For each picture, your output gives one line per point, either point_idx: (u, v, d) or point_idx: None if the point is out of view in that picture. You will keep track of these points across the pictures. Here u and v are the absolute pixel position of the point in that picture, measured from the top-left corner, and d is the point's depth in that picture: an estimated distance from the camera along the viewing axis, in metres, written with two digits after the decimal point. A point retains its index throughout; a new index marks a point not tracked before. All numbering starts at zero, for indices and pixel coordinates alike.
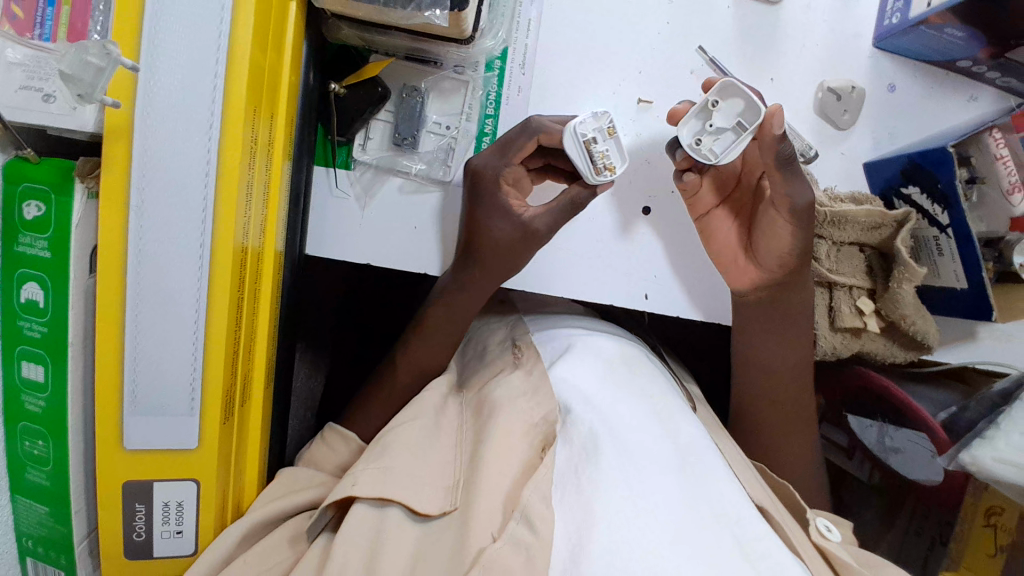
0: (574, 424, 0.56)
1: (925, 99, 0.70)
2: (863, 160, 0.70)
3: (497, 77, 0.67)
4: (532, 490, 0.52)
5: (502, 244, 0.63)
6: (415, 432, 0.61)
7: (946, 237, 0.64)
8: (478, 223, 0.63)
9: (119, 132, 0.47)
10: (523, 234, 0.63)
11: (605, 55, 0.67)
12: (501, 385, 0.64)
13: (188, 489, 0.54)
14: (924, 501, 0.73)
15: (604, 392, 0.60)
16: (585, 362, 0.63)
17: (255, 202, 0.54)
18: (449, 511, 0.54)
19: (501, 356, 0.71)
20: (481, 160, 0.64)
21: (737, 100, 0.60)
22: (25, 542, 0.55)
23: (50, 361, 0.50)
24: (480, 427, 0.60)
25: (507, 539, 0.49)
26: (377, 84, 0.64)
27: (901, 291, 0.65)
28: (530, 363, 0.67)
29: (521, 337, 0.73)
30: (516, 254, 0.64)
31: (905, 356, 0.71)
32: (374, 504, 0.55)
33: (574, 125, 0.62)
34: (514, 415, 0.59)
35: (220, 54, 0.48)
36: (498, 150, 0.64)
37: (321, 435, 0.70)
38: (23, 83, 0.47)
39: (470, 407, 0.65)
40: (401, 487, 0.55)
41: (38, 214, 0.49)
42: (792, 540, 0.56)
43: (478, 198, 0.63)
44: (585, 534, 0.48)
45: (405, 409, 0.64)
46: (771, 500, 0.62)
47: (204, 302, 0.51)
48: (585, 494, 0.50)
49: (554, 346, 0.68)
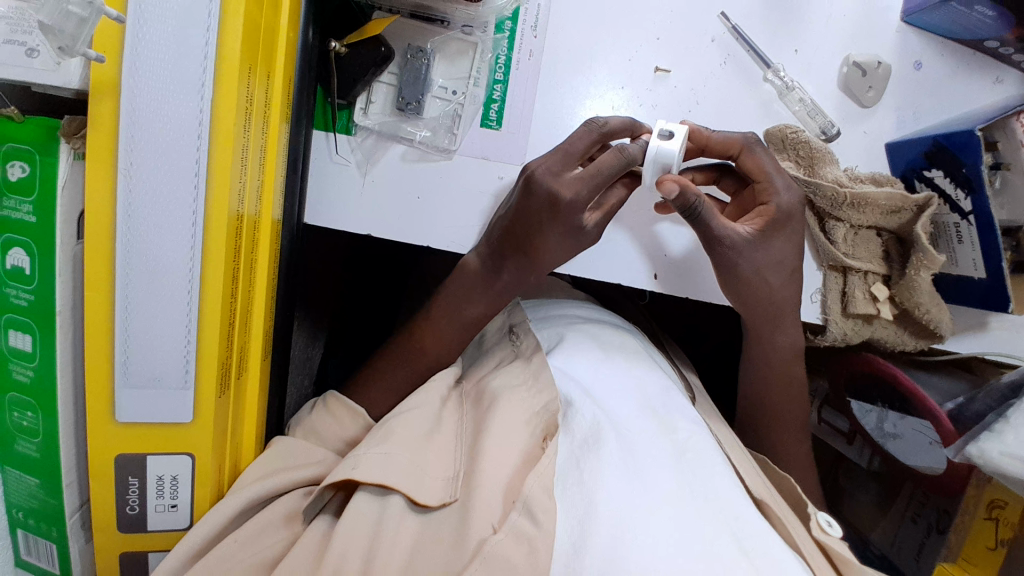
0: (575, 418, 0.56)
1: (950, 78, 0.66)
2: (886, 139, 0.67)
3: (507, 39, 0.63)
4: (534, 480, 0.51)
5: (557, 253, 0.61)
6: (423, 417, 0.61)
7: (968, 223, 0.62)
8: (543, 238, 0.60)
9: (105, 89, 0.44)
10: (579, 244, 0.61)
11: (621, 22, 0.64)
12: (500, 374, 0.66)
13: (181, 462, 0.52)
14: (924, 489, 0.73)
15: (602, 386, 0.61)
16: (585, 356, 0.66)
17: (251, 168, 0.52)
18: (448, 502, 0.53)
19: (500, 347, 0.72)
20: (569, 188, 0.58)
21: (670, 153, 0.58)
22: (16, 514, 0.54)
23: (37, 331, 0.48)
24: (481, 416, 0.61)
25: (508, 531, 0.48)
26: (379, 44, 0.60)
27: (918, 279, 0.64)
28: (528, 352, 0.68)
29: (519, 325, 0.74)
30: (568, 254, 0.62)
31: (915, 344, 0.70)
32: (375, 492, 0.54)
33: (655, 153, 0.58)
34: (515, 401, 0.60)
35: (212, 6, 0.45)
36: (590, 183, 0.58)
37: (324, 403, 0.68)
38: (7, 36, 0.44)
39: (470, 398, 0.66)
40: (403, 476, 0.54)
41: (22, 175, 0.46)
42: (794, 540, 0.55)
43: (551, 216, 0.58)
44: (585, 528, 0.47)
45: (410, 396, 0.63)
46: (770, 493, 0.61)
47: (198, 272, 0.48)
48: (587, 487, 0.50)
49: (547, 337, 0.71)
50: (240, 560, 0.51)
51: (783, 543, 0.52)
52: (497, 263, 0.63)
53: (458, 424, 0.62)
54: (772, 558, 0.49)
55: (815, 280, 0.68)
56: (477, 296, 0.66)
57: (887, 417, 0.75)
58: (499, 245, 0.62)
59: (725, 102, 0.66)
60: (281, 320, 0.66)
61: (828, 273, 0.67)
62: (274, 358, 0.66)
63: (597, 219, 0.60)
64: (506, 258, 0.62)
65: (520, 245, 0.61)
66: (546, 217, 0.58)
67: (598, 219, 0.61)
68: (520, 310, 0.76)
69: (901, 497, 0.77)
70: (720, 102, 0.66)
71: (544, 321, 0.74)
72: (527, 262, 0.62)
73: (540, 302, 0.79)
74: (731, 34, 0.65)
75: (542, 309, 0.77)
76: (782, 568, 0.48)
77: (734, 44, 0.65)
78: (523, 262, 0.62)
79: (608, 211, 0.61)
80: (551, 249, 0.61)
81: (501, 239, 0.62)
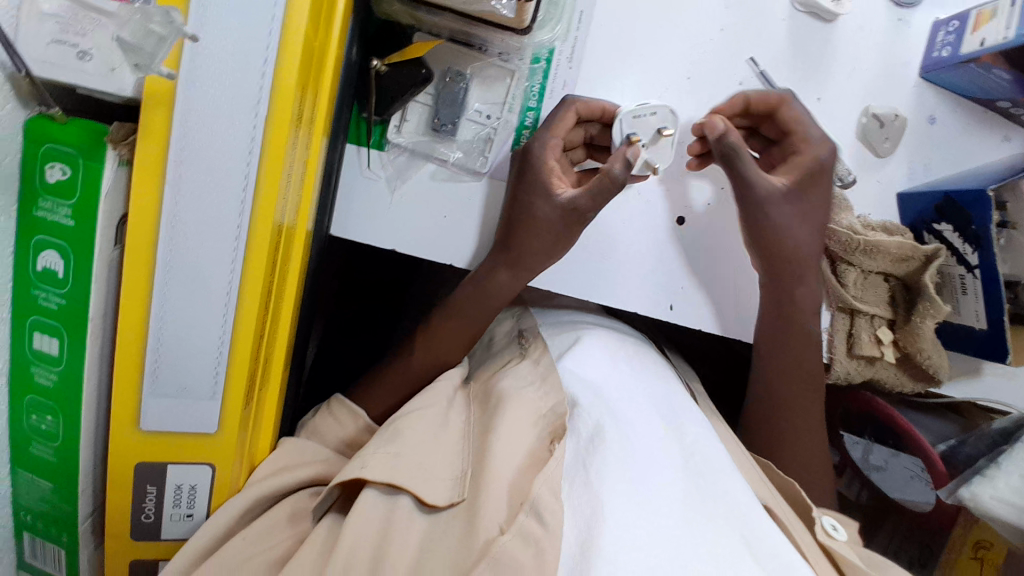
0: (581, 416, 0.58)
1: (962, 134, 0.69)
2: (897, 189, 0.69)
3: (543, 70, 0.65)
4: (543, 483, 0.51)
5: (544, 228, 0.62)
6: (426, 421, 0.60)
7: (973, 277, 0.65)
8: (523, 206, 0.62)
9: (159, 102, 0.44)
10: (564, 217, 0.62)
11: (654, 57, 0.65)
12: (509, 374, 0.67)
13: (202, 472, 0.52)
14: (909, 524, 0.76)
15: (612, 387, 0.62)
16: (597, 360, 0.66)
17: (294, 182, 0.52)
18: (457, 502, 0.54)
19: (508, 349, 0.74)
20: (532, 140, 0.63)
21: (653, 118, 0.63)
22: (25, 516, 0.53)
23: (65, 335, 0.48)
24: (489, 416, 0.61)
25: (515, 532, 0.49)
26: (421, 66, 0.61)
27: (923, 326, 0.67)
28: (536, 353, 0.69)
29: (528, 327, 0.76)
30: (555, 245, 0.63)
31: (913, 387, 0.72)
32: (385, 491, 0.54)
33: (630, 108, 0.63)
34: (522, 402, 0.61)
35: (275, 25, 0.44)
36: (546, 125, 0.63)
37: (328, 406, 0.68)
38: (57, 36, 0.42)
39: (479, 400, 0.66)
40: (412, 476, 0.55)
41: (61, 178, 0.45)
42: (795, 539, 0.57)
43: (524, 180, 0.63)
44: (594, 525, 0.48)
45: (421, 395, 0.63)
46: (773, 495, 0.62)
47: (236, 286, 0.48)
48: (592, 489, 0.51)
49: (562, 340, 0.71)
50: (248, 556, 0.51)
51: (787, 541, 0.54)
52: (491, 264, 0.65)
53: (465, 424, 0.62)
54: (778, 564, 0.50)
55: (822, 319, 0.70)
56: (490, 304, 0.67)
57: (875, 450, 0.79)
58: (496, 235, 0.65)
59: None
60: (302, 330, 0.66)
61: (835, 314, 0.70)
62: (291, 368, 0.65)
63: (569, 190, 0.62)
64: (508, 267, 0.64)
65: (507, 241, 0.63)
66: (517, 182, 0.63)
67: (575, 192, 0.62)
68: (530, 317, 0.78)
69: (884, 529, 0.78)
70: None
71: (557, 328, 0.74)
72: (512, 259, 0.63)
73: (550, 309, 0.80)
74: (758, 79, 0.67)
75: (550, 317, 0.78)
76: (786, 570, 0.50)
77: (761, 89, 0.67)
78: (507, 263, 0.64)
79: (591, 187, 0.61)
80: (534, 236, 0.62)
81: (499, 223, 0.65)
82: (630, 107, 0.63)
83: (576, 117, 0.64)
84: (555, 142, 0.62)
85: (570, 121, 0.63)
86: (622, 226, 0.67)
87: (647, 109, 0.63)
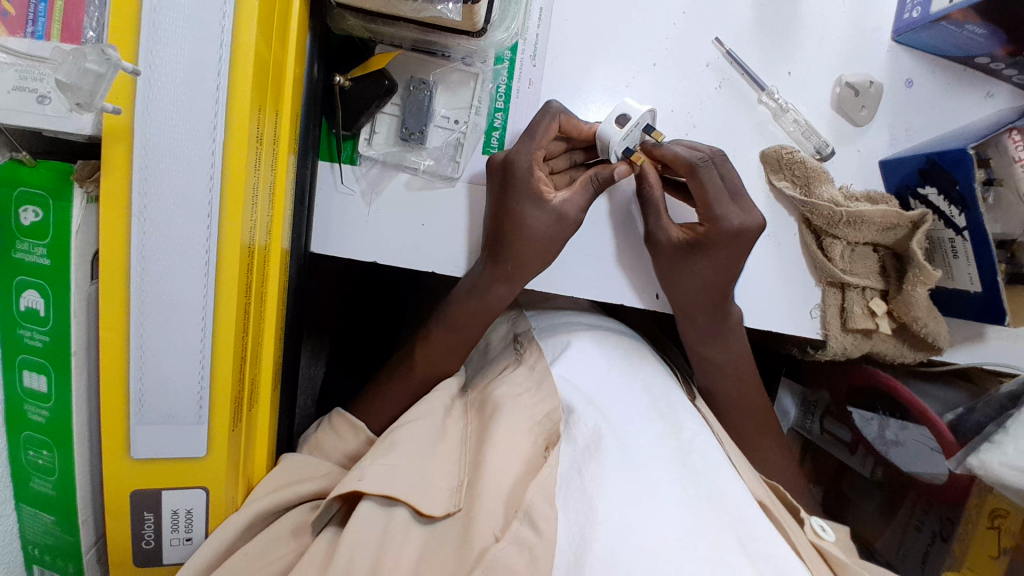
0: (576, 424, 0.58)
1: (942, 94, 0.68)
2: (880, 157, 0.68)
3: (507, 69, 0.65)
4: (536, 489, 0.52)
5: (533, 235, 0.62)
6: (424, 430, 0.61)
7: (963, 239, 0.63)
8: (505, 206, 0.62)
9: (119, 136, 0.45)
10: (556, 220, 0.63)
11: (618, 47, 0.65)
12: (504, 382, 0.66)
13: (196, 496, 0.53)
14: (927, 496, 0.74)
15: (604, 391, 0.63)
16: (586, 365, 0.66)
17: (261, 202, 0.53)
18: (453, 512, 0.54)
19: (504, 355, 0.74)
20: (511, 149, 0.62)
21: (639, 129, 0.62)
22: (31, 551, 0.54)
23: (53, 372, 0.49)
24: (484, 425, 0.61)
25: (510, 539, 0.49)
26: (383, 77, 0.61)
27: (916, 295, 0.65)
28: (532, 360, 0.69)
29: (522, 331, 0.76)
30: (550, 253, 0.64)
31: (914, 356, 0.72)
32: (380, 503, 0.54)
33: (618, 139, 0.61)
34: (516, 412, 0.61)
35: (223, 51, 0.45)
36: (526, 141, 0.62)
37: (329, 421, 0.69)
38: (17, 83, 0.44)
39: (475, 407, 0.67)
40: (409, 487, 0.55)
41: (35, 220, 0.47)
42: (793, 542, 0.56)
43: (508, 190, 0.62)
44: (588, 532, 0.48)
45: (413, 407, 0.63)
46: (771, 499, 0.62)
47: (211, 309, 0.49)
48: (588, 493, 0.51)
49: (552, 345, 0.71)
50: (252, 569, 0.52)
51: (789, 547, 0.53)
52: (479, 277, 0.65)
53: (462, 433, 0.62)
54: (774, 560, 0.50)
55: (814, 295, 0.69)
56: (476, 313, 0.68)
57: (888, 425, 0.77)
58: (483, 245, 0.65)
59: (722, 126, 0.67)
60: (289, 345, 0.67)
61: (826, 290, 0.68)
62: (281, 386, 0.67)
63: (560, 194, 0.63)
64: (495, 275, 0.64)
65: (496, 249, 0.63)
66: (499, 191, 0.63)
67: (566, 196, 0.63)
68: (524, 320, 0.78)
69: (906, 503, 0.77)
70: (717, 125, 0.67)
71: (549, 328, 0.75)
72: (506, 273, 0.64)
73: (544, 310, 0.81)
74: (726, 58, 0.66)
75: (543, 317, 0.79)
76: (781, 569, 0.50)
77: (729, 68, 0.66)
78: (505, 275, 0.64)
79: (578, 190, 0.63)
80: (529, 244, 0.63)
81: (485, 231, 0.66)
82: (618, 135, 0.61)
83: (559, 129, 0.63)
84: (538, 154, 0.62)
85: (554, 133, 0.62)
86: (599, 222, 0.68)
87: (634, 130, 0.61)
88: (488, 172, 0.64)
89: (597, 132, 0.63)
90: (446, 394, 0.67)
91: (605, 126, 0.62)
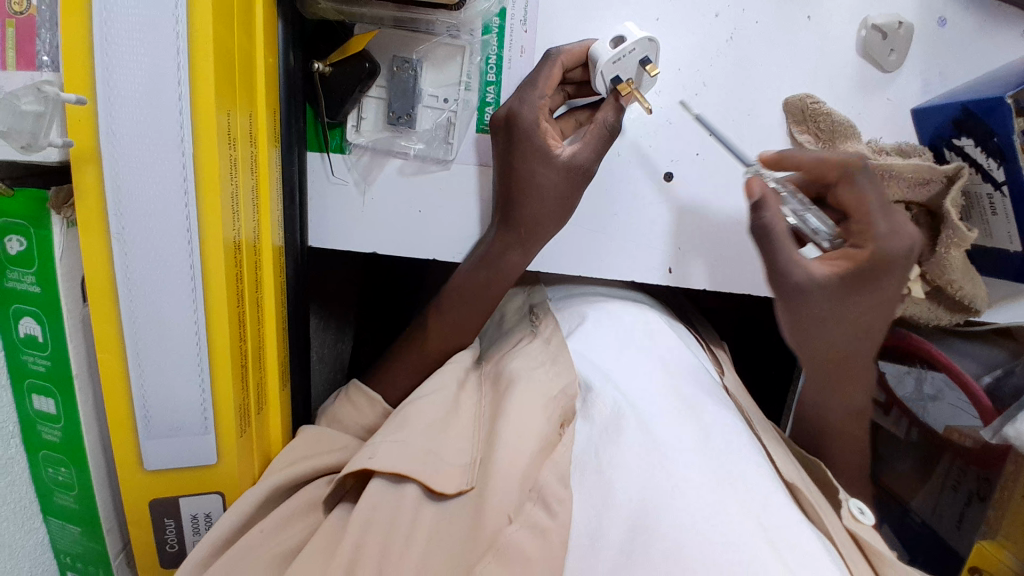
0: (595, 401, 0.56)
1: (981, 31, 0.61)
2: (911, 105, 0.62)
3: (497, 38, 0.60)
4: (551, 469, 0.50)
5: (545, 192, 0.59)
6: (437, 403, 0.59)
7: (1001, 195, 0.58)
8: (517, 173, 0.59)
9: (85, 161, 0.44)
10: (568, 174, 0.58)
11: (615, 5, 0.60)
12: (518, 355, 0.64)
13: (213, 500, 0.54)
14: (965, 458, 0.70)
15: (619, 367, 0.60)
16: (597, 343, 0.64)
17: (244, 206, 0.51)
18: (466, 489, 0.52)
19: (520, 326, 0.71)
20: (511, 103, 0.58)
21: (633, 55, 0.56)
22: (64, 558, 0.57)
23: (58, 394, 0.49)
24: (500, 398, 0.59)
25: (524, 521, 0.47)
26: (364, 60, 0.58)
27: (949, 258, 0.61)
28: (548, 332, 0.67)
29: (538, 302, 0.73)
30: (562, 213, 0.61)
31: (950, 318, 0.67)
32: (391, 480, 0.52)
33: (602, 58, 0.56)
34: (531, 385, 0.59)
35: (180, 59, 0.43)
36: (529, 87, 0.57)
37: (346, 393, 0.68)
38: None
39: (491, 378, 0.64)
40: (421, 465, 0.53)
41: (20, 248, 0.46)
42: (828, 530, 0.53)
43: (515, 149, 0.58)
44: (604, 518, 0.47)
45: (428, 381, 0.61)
46: (801, 478, 0.59)
47: (203, 322, 0.48)
48: (606, 478, 0.49)
49: (569, 318, 0.69)
50: (265, 546, 0.51)
51: (813, 529, 0.50)
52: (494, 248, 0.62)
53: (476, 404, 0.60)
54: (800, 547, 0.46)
55: None
56: (484, 295, 0.65)
57: (927, 379, 0.73)
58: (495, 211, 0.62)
59: (734, 83, 0.62)
60: (295, 340, 0.67)
61: None
62: (292, 381, 0.67)
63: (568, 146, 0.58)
64: (508, 242, 0.61)
65: (507, 218, 0.61)
66: (506, 153, 0.59)
67: (575, 149, 0.58)
68: (540, 290, 0.75)
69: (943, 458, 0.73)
70: (727, 84, 0.62)
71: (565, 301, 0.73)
72: (520, 237, 0.61)
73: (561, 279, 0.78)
74: (737, 7, 0.60)
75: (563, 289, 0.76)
76: (810, 559, 0.46)
77: (741, 18, 0.60)
78: (516, 241, 0.61)
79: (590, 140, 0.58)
80: (539, 203, 0.59)
81: (496, 201, 0.63)
82: (608, 56, 0.55)
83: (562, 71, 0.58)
84: (542, 104, 0.58)
85: (557, 78, 0.58)
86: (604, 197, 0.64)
87: (626, 53, 0.56)
88: (494, 131, 0.60)
89: (590, 52, 0.58)
90: (459, 366, 0.64)
91: (598, 46, 0.57)
